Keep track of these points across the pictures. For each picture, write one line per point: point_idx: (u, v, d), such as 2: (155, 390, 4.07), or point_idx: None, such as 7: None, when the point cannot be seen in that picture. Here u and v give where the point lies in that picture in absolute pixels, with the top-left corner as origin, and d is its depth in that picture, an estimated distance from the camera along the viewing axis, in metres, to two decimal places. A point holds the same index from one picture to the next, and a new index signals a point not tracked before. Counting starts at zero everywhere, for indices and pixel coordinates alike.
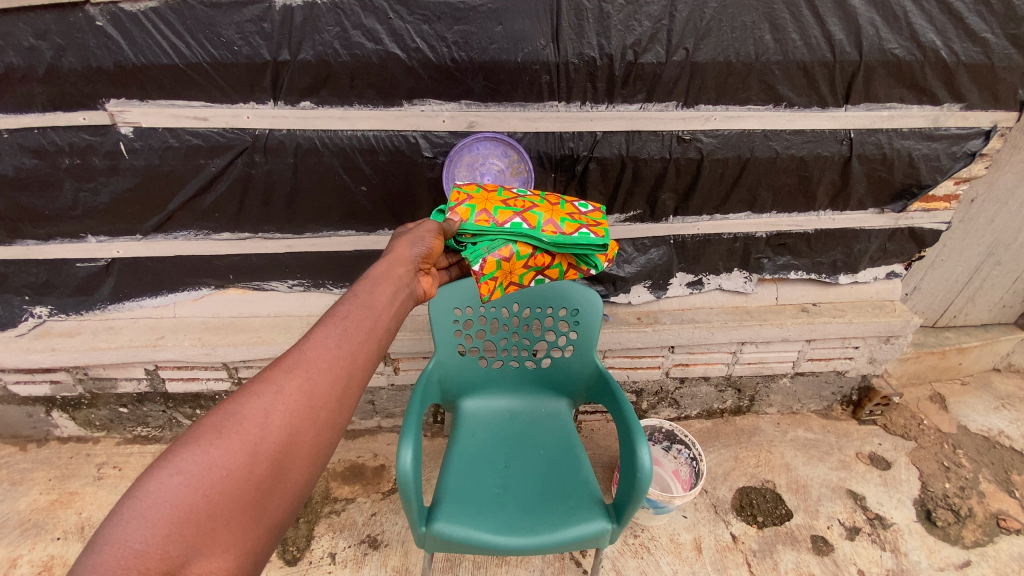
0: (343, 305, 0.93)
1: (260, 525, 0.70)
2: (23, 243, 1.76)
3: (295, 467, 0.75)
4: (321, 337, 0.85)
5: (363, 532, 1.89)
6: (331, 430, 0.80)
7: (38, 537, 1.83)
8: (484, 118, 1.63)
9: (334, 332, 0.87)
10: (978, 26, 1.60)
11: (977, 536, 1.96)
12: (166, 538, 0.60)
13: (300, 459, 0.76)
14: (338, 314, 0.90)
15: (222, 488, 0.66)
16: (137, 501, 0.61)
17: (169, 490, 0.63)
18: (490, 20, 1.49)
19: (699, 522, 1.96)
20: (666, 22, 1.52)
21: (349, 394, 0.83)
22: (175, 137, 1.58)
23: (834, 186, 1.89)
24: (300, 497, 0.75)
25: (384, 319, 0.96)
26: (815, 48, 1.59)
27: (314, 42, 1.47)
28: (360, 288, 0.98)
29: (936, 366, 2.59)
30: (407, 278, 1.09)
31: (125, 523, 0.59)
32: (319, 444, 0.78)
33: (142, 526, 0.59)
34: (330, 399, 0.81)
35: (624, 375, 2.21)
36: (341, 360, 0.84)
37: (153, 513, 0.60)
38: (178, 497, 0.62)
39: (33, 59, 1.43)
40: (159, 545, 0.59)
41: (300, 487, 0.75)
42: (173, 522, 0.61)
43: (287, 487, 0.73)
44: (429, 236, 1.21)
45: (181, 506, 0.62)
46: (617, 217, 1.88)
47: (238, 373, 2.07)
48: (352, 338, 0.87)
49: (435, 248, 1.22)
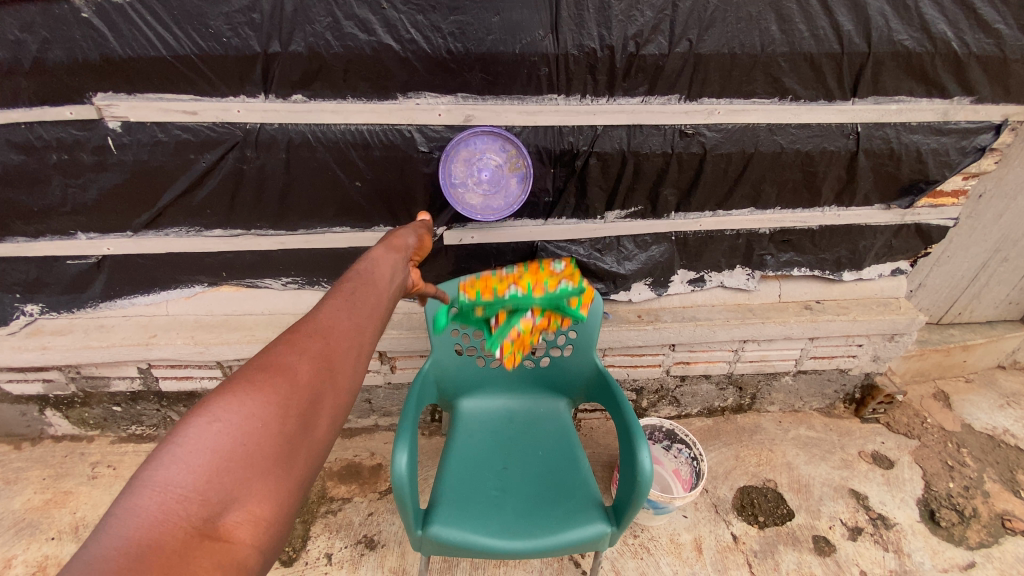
0: (355, 273, 0.92)
1: (297, 478, 0.67)
2: (12, 241, 1.72)
3: (326, 422, 0.72)
4: (341, 300, 0.84)
5: (360, 532, 1.87)
6: (357, 388, 0.78)
7: (32, 537, 1.81)
8: (481, 111, 1.59)
9: (353, 295, 0.85)
10: (991, 17, 1.55)
11: (981, 536, 1.93)
12: (207, 484, 0.57)
13: (330, 415, 0.73)
14: (353, 281, 0.89)
15: (258, 437, 0.63)
16: (176, 447, 0.57)
17: (207, 436, 0.59)
18: (487, 10, 1.44)
19: (700, 522, 1.94)
20: (669, 12, 1.48)
21: (371, 354, 0.81)
22: (163, 131, 1.54)
23: (840, 181, 1.84)
24: (329, 454, 0.72)
25: (396, 288, 0.95)
26: (822, 39, 1.54)
27: (305, 33, 1.42)
28: (370, 257, 0.98)
29: (940, 363, 2.56)
30: (410, 257, 1.10)
31: (164, 469, 0.56)
32: (345, 402, 0.75)
33: (182, 472, 0.56)
34: (354, 358, 0.78)
35: (623, 373, 2.18)
36: (361, 323, 0.82)
37: (193, 459, 0.57)
38: (216, 444, 0.59)
39: (16, 52, 1.38)
40: (200, 492, 0.56)
41: (331, 443, 0.72)
42: (213, 469, 0.58)
43: (320, 441, 0.70)
44: (413, 232, 1.27)
45: (219, 453, 0.59)
46: (617, 213, 1.84)
47: (233, 371, 2.04)
48: (369, 303, 0.86)
49: (421, 244, 1.28)
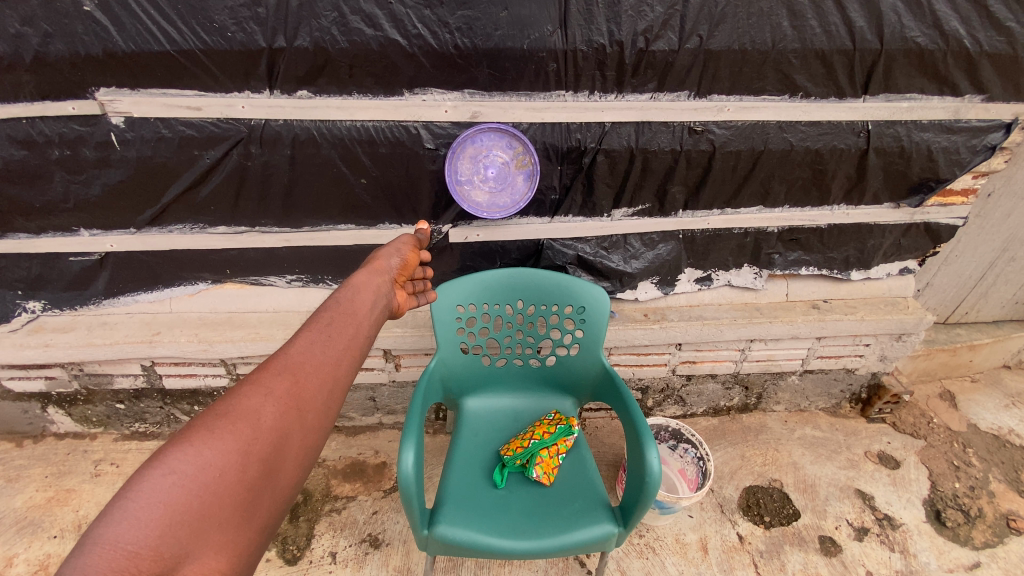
0: (324, 314, 0.95)
1: (253, 527, 0.67)
2: (14, 237, 1.71)
3: (286, 467, 0.74)
4: (306, 343, 0.87)
5: (364, 531, 1.86)
6: (317, 433, 0.79)
7: (34, 535, 1.80)
8: (488, 108, 1.57)
9: (319, 337, 0.89)
10: (1004, 14, 1.54)
11: (987, 537, 1.92)
12: (159, 539, 0.58)
13: (289, 461, 0.74)
14: (320, 322, 0.92)
15: (215, 488, 0.64)
16: (129, 501, 0.58)
17: (162, 490, 0.60)
18: (495, 5, 1.42)
19: (706, 522, 1.93)
20: (679, 8, 1.46)
21: (334, 398, 0.84)
22: (167, 127, 1.53)
23: (849, 179, 1.83)
24: (289, 499, 0.73)
25: (365, 327, 0.98)
26: (834, 36, 1.53)
27: (311, 27, 1.41)
28: (341, 297, 1.02)
29: (946, 363, 2.54)
30: (386, 286, 1.15)
31: (117, 524, 0.56)
32: (307, 446, 0.77)
33: (135, 526, 0.57)
34: (316, 403, 0.81)
35: (629, 372, 2.16)
36: (327, 364, 0.85)
37: (147, 513, 0.58)
38: (171, 498, 0.60)
39: (18, 46, 1.37)
40: (151, 547, 0.57)
41: (289, 490, 0.73)
42: (166, 522, 0.59)
43: (278, 488, 0.72)
44: (404, 249, 1.34)
45: (173, 506, 0.60)
46: (624, 210, 1.83)
47: (237, 369, 2.03)
48: (337, 343, 0.89)
49: (410, 260, 1.34)
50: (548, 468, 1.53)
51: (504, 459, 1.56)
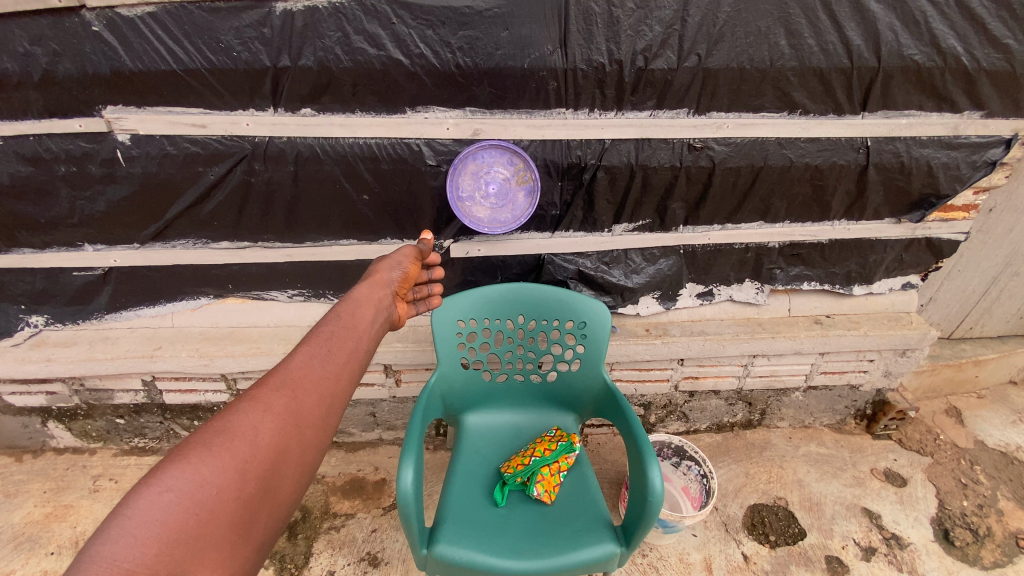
0: (324, 327, 0.95)
1: (248, 544, 0.66)
2: (18, 252, 1.72)
3: (282, 484, 0.73)
4: (305, 358, 0.87)
5: (363, 549, 1.83)
6: (316, 449, 0.79)
7: (31, 552, 1.78)
8: (488, 125, 1.59)
9: (318, 353, 0.88)
10: (1000, 32, 1.55)
11: (996, 557, 1.89)
12: (154, 559, 0.57)
13: (287, 478, 0.74)
14: (320, 335, 0.92)
15: (212, 506, 0.64)
16: (125, 518, 0.58)
17: (159, 507, 0.60)
18: (496, 25, 1.44)
19: (710, 541, 1.89)
20: (677, 27, 1.48)
21: (333, 413, 0.83)
22: (172, 144, 1.54)
23: (850, 195, 1.83)
24: (283, 519, 0.72)
25: (365, 341, 0.98)
26: (831, 54, 1.55)
27: (315, 47, 1.43)
28: (342, 311, 1.02)
29: (952, 379, 2.52)
30: (387, 300, 1.16)
31: (113, 542, 0.56)
32: (304, 463, 0.77)
33: (131, 544, 0.56)
34: (315, 419, 0.80)
35: (632, 388, 2.15)
36: (326, 379, 0.85)
37: (143, 531, 0.58)
38: (168, 516, 0.60)
39: (28, 64, 1.39)
40: (146, 566, 0.56)
41: (286, 506, 0.72)
42: (162, 541, 0.58)
43: (274, 504, 0.71)
44: (406, 261, 1.35)
45: (169, 524, 0.60)
46: (624, 225, 1.84)
47: (237, 384, 2.03)
48: (335, 358, 0.89)
49: (411, 273, 1.35)
50: (548, 486, 1.51)
51: (504, 476, 1.54)
